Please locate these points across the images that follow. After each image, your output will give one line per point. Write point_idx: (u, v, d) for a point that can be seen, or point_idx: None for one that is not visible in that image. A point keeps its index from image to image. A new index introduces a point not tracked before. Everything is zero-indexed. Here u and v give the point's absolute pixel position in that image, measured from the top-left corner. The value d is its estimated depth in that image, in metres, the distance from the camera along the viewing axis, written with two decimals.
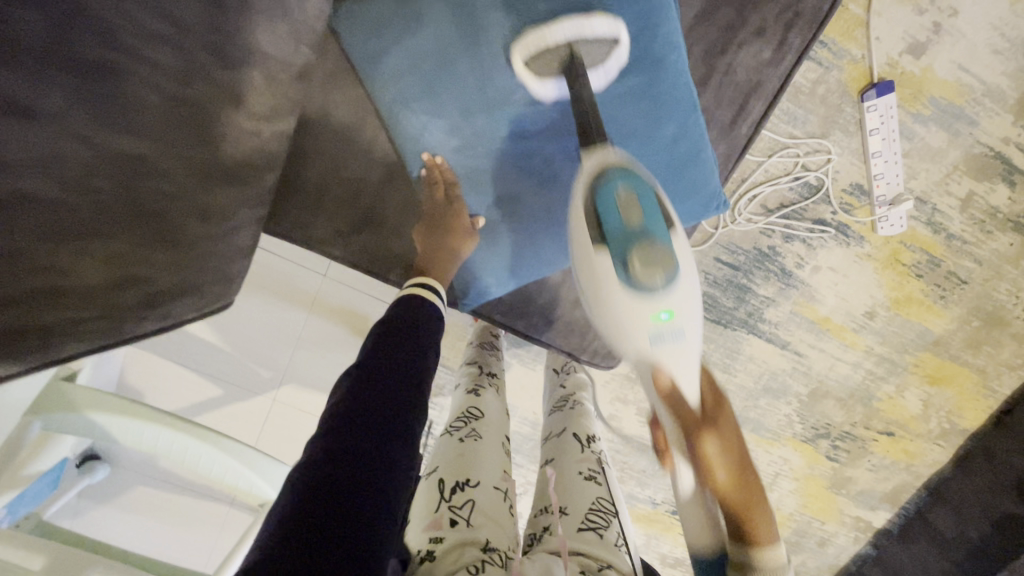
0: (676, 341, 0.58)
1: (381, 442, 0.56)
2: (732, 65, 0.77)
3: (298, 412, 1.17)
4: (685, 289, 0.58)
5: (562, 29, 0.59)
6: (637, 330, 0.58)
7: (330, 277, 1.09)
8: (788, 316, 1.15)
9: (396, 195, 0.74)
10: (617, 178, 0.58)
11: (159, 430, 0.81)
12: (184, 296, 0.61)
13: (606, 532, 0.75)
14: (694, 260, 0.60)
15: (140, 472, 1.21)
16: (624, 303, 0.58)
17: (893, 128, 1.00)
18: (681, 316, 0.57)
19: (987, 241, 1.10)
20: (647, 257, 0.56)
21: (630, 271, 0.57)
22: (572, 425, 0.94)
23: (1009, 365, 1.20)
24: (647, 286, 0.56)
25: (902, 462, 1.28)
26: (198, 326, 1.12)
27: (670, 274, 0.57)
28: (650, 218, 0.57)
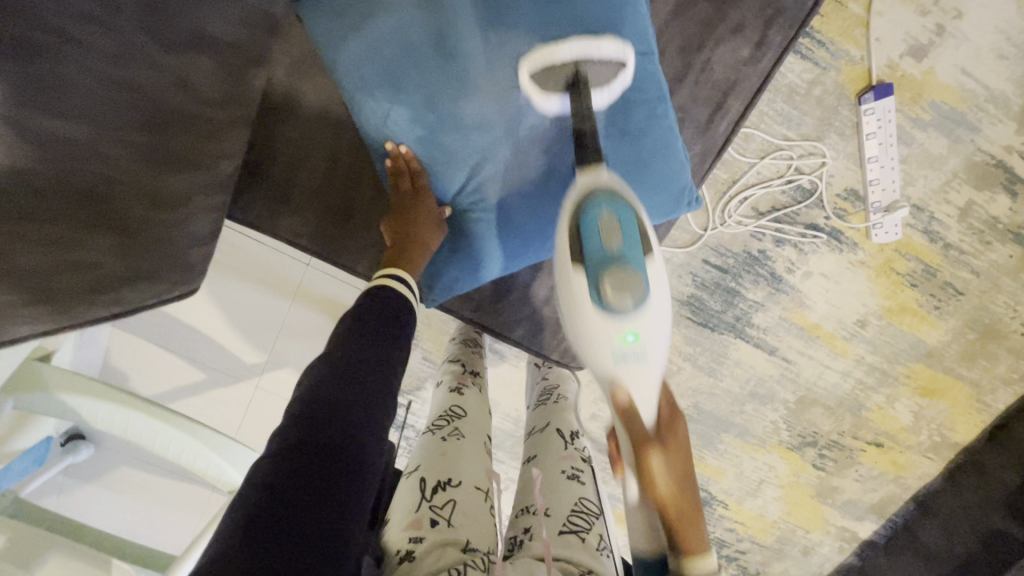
0: (637, 360, 0.58)
1: (344, 435, 0.55)
2: (709, 62, 0.75)
3: (279, 399, 1.17)
4: (654, 311, 0.58)
5: (569, 45, 0.59)
6: (602, 349, 0.58)
7: (314, 266, 1.09)
8: (777, 321, 1.13)
9: (363, 185, 0.74)
10: (602, 201, 0.57)
11: (128, 413, 0.81)
12: (133, 280, 0.60)
13: (588, 536, 0.74)
14: (666, 284, 0.60)
15: (124, 454, 1.22)
16: (593, 325, 0.58)
17: (891, 133, 0.97)
18: (646, 338, 0.57)
19: (986, 252, 1.07)
20: (621, 283, 0.56)
21: (602, 292, 0.56)
22: (556, 420, 0.93)
23: (1004, 379, 1.17)
24: (618, 307, 0.56)
25: (890, 474, 1.26)
26: (182, 311, 1.13)
27: (642, 299, 0.57)
28: (629, 243, 0.57)
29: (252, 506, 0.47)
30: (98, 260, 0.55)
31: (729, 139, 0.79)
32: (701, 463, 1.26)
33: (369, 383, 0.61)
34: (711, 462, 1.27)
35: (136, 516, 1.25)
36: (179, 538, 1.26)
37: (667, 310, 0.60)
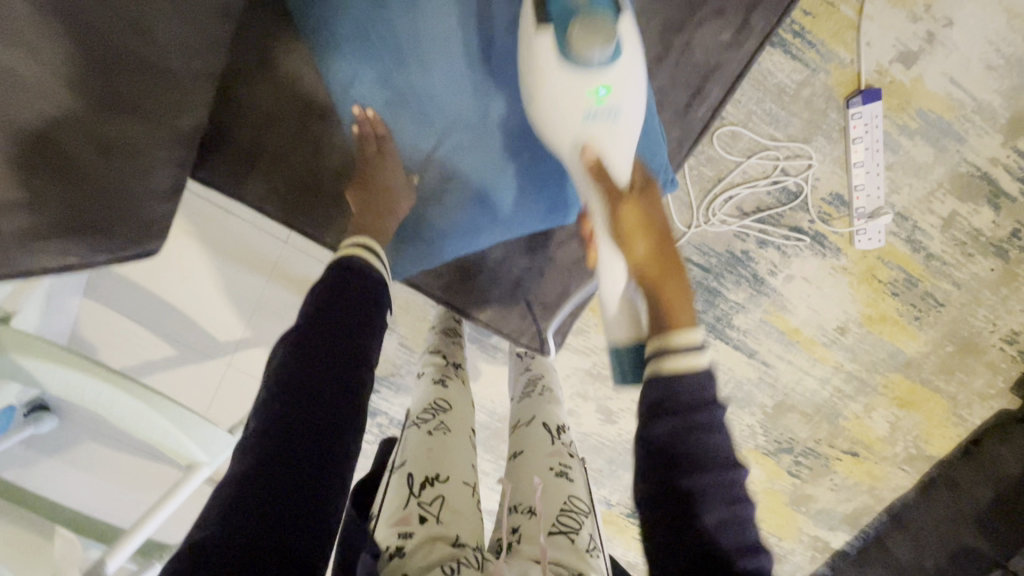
0: (609, 113, 0.61)
1: (317, 415, 0.53)
2: (690, 45, 0.75)
3: (250, 378, 1.16)
4: (626, 66, 0.60)
5: None
6: (573, 108, 0.60)
7: (291, 245, 1.07)
8: (757, 324, 1.12)
9: (334, 153, 0.73)
10: None
11: (84, 379, 0.78)
12: (87, 234, 0.58)
13: (578, 536, 0.71)
14: (635, 41, 0.61)
15: (88, 429, 1.19)
16: (566, 83, 0.59)
17: (877, 138, 0.97)
18: (618, 93, 0.60)
19: (968, 265, 1.07)
20: (588, 25, 0.56)
21: (569, 40, 0.57)
22: (542, 415, 0.90)
23: (982, 394, 1.17)
24: (586, 56, 0.57)
25: (864, 484, 1.25)
26: (153, 284, 1.10)
27: (610, 45, 0.57)
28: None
29: (227, 495, 0.48)
30: (38, 207, 0.52)
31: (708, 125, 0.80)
32: None
33: (349, 362, 0.58)
34: None
35: (102, 490, 1.24)
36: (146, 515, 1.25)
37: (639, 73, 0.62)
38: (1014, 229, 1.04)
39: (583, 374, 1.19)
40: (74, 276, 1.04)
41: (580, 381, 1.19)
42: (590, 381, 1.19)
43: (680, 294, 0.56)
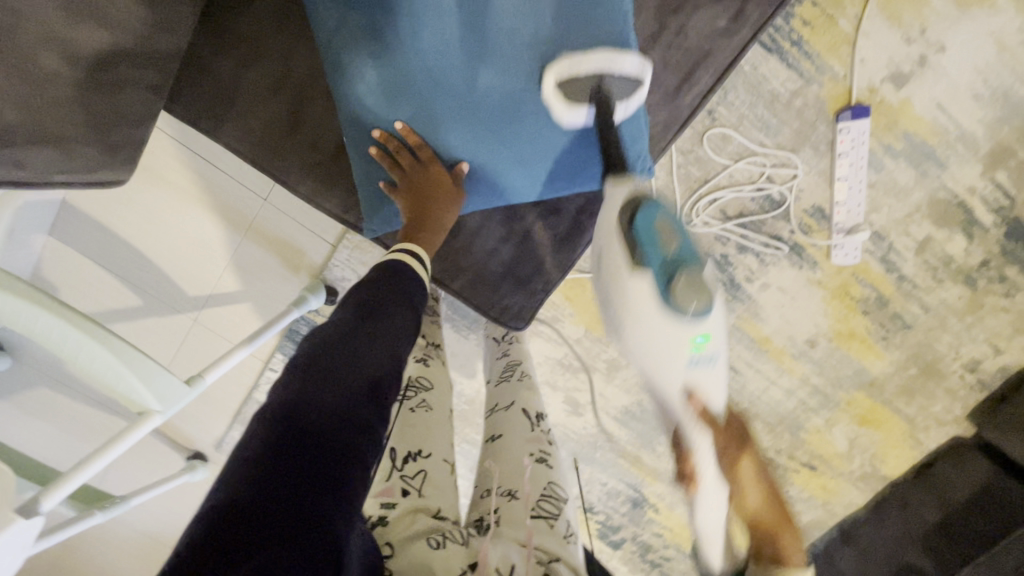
0: (707, 361, 0.65)
1: (356, 412, 0.55)
2: (684, 27, 0.75)
3: (217, 337, 1.13)
4: (721, 310, 0.65)
5: (594, 58, 0.64)
6: (677, 358, 0.64)
7: (271, 203, 1.04)
8: (730, 329, 1.15)
9: (315, 109, 0.75)
10: (656, 208, 0.63)
11: (50, 320, 0.75)
12: (45, 145, 0.55)
13: (557, 522, 0.71)
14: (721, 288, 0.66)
15: (46, 374, 1.17)
16: (671, 335, 0.63)
17: (862, 155, 0.98)
18: (715, 341, 0.64)
19: (937, 289, 1.09)
20: (691, 284, 0.61)
21: (673, 291, 0.61)
22: (521, 400, 0.88)
23: (939, 419, 1.20)
24: (686, 308, 0.61)
25: (819, 498, 1.30)
26: (123, 229, 1.07)
27: (711, 298, 0.62)
28: (687, 244, 0.63)
29: (251, 466, 0.47)
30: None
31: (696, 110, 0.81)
32: (638, 463, 1.25)
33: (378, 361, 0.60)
34: (648, 463, 1.26)
35: (45, 436, 1.22)
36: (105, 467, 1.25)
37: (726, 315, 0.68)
38: (985, 259, 1.06)
39: (554, 364, 1.19)
40: (41, 212, 1.01)
41: (551, 370, 1.20)
42: (561, 372, 1.19)
43: (789, 535, 0.65)
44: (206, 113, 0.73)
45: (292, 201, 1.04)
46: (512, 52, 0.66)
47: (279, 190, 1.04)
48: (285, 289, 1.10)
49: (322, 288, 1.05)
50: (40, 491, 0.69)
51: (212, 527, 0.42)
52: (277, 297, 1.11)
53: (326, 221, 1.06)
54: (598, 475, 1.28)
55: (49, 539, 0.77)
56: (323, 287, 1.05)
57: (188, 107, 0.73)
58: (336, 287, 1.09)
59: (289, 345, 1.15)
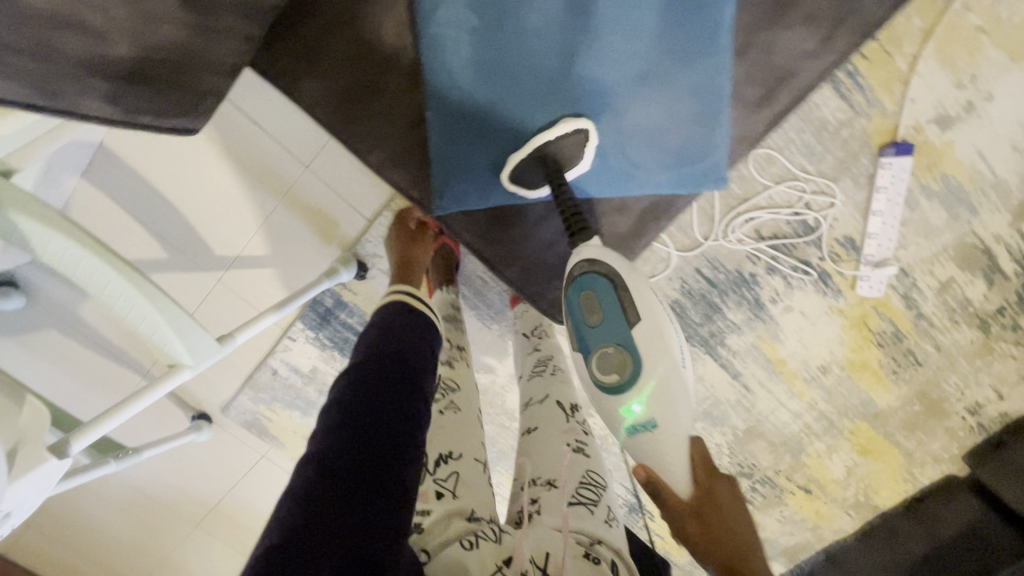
0: (652, 426, 0.69)
1: (394, 431, 0.62)
2: (773, 44, 0.76)
3: (239, 299, 1.13)
4: (657, 374, 0.69)
5: (536, 139, 0.69)
6: (618, 425, 0.72)
7: (312, 170, 1.03)
8: (748, 347, 1.17)
9: (396, 78, 0.75)
10: (580, 285, 0.73)
11: (96, 265, 0.74)
12: (139, 86, 0.59)
13: (598, 508, 0.71)
14: (656, 346, 0.69)
15: (60, 317, 1.15)
16: (608, 406, 0.72)
17: (900, 191, 1.00)
18: (651, 405, 0.68)
19: (952, 331, 1.12)
20: (605, 363, 0.71)
21: (596, 374, 0.72)
22: (555, 393, 0.88)
23: (935, 456, 1.23)
24: (612, 384, 0.71)
25: (810, 520, 1.33)
26: (156, 177, 1.04)
27: (629, 367, 0.69)
28: (608, 319, 0.71)
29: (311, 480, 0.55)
30: (106, 34, 0.53)
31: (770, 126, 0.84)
32: None
33: (408, 388, 0.68)
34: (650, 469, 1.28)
35: (47, 375, 1.21)
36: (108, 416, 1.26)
37: (679, 375, 0.69)
38: (1002, 306, 1.09)
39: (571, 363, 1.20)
40: (78, 153, 0.98)
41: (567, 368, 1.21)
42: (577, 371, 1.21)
43: None
44: (287, 72, 0.74)
45: (334, 170, 1.03)
46: (604, 49, 0.67)
47: (322, 157, 1.03)
48: (318, 259, 1.10)
49: (353, 261, 1.06)
50: (71, 433, 0.67)
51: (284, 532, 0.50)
52: (307, 267, 1.11)
53: (365, 195, 1.06)
54: None
55: (64, 484, 0.77)
56: (355, 261, 1.06)
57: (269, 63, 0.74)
58: (366, 262, 1.09)
59: (311, 315, 1.14)
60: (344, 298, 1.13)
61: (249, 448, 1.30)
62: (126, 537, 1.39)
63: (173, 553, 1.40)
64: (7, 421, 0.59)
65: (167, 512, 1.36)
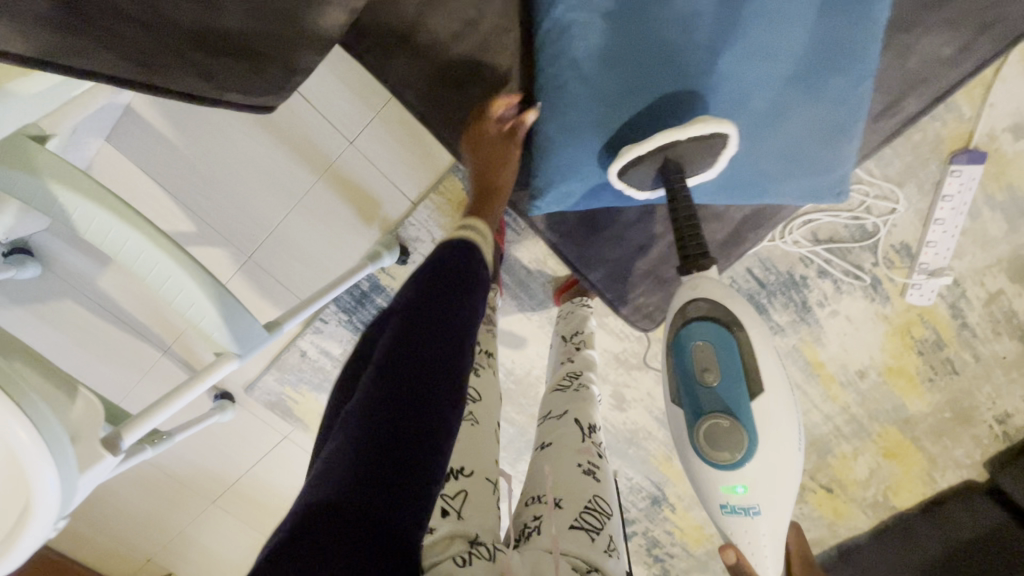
0: (752, 511, 0.66)
1: (431, 397, 0.53)
2: (908, 49, 0.71)
3: (269, 278, 1.08)
4: (768, 460, 0.64)
5: (655, 140, 0.62)
6: (713, 497, 0.69)
7: (357, 147, 0.97)
8: (789, 348, 1.15)
9: (491, 70, 0.73)
10: (699, 336, 0.66)
11: (138, 242, 0.68)
12: (231, 58, 0.55)
13: (599, 536, 0.65)
14: (776, 428, 0.64)
15: (76, 287, 1.08)
16: (704, 473, 0.68)
17: (965, 201, 0.99)
18: (756, 490, 0.65)
19: (992, 342, 1.11)
20: (712, 428, 0.65)
21: (703, 442, 0.66)
22: (574, 410, 0.79)
23: (958, 462, 1.24)
24: (721, 456, 0.65)
25: (827, 518, 1.35)
26: (187, 144, 0.97)
27: (740, 441, 0.64)
28: (726, 384, 0.65)
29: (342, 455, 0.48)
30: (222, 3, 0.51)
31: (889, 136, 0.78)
32: (667, 463, 1.28)
33: (449, 341, 0.58)
34: (676, 464, 1.28)
35: (58, 343, 1.14)
36: (127, 391, 1.21)
37: (789, 463, 0.65)
38: None
39: (607, 356, 1.18)
40: (106, 115, 0.90)
41: (604, 362, 1.19)
42: (614, 366, 1.19)
43: None
44: (373, 52, 0.72)
45: (381, 149, 0.98)
46: (755, 47, 0.63)
47: (370, 132, 0.96)
48: (357, 240, 1.04)
49: (396, 245, 1.01)
50: (123, 427, 0.64)
51: (309, 518, 0.44)
52: (343, 249, 1.05)
53: (410, 175, 1.00)
54: (623, 467, 1.30)
55: (121, 466, 0.73)
56: (397, 246, 1.01)
57: (365, 37, 0.72)
58: (408, 246, 1.04)
59: (346, 297, 1.10)
60: (382, 282, 1.09)
61: (271, 429, 1.27)
62: (141, 510, 1.36)
63: (187, 527, 1.38)
64: (59, 417, 0.54)
65: (184, 488, 1.33)
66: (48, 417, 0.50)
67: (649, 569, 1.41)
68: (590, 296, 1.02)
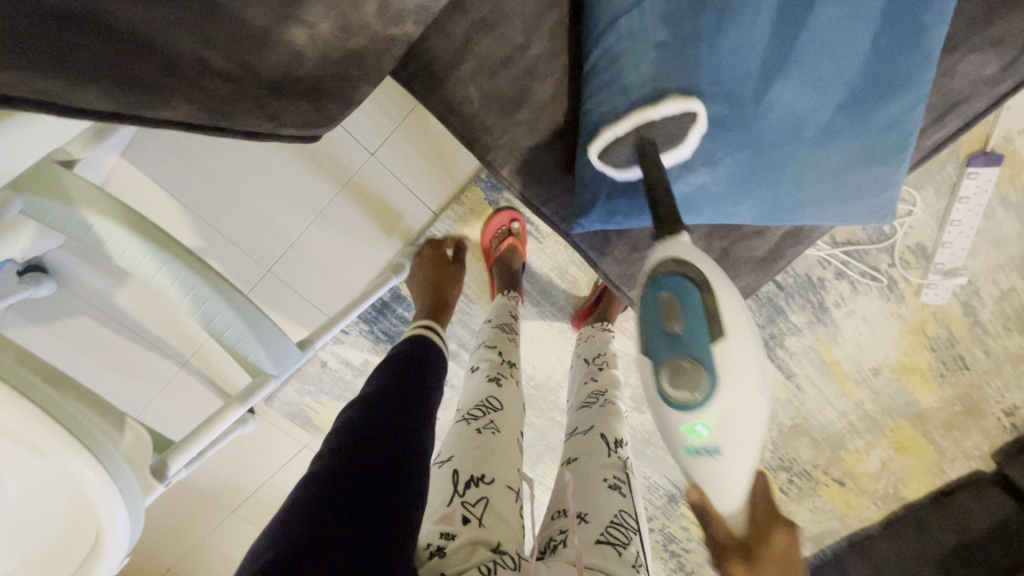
0: (717, 453, 0.51)
1: (405, 428, 0.57)
2: (952, 69, 0.71)
3: (288, 289, 1.07)
4: (736, 399, 0.51)
5: (626, 120, 0.63)
6: (673, 441, 0.55)
7: (378, 158, 0.97)
8: (805, 349, 1.17)
9: (535, 93, 0.73)
10: (665, 279, 0.54)
11: (177, 270, 0.68)
12: (301, 101, 0.57)
13: (626, 550, 0.62)
14: (747, 364, 0.51)
15: (93, 304, 1.07)
16: (663, 417, 0.55)
17: (981, 203, 1.01)
18: (721, 433, 0.51)
19: (1004, 338, 1.13)
20: (673, 371, 0.53)
21: (663, 389, 0.54)
22: (598, 425, 0.77)
23: (966, 453, 1.25)
24: (681, 403, 0.52)
25: (839, 510, 1.36)
26: (207, 160, 0.95)
27: (705, 385, 0.51)
28: (693, 327, 0.52)
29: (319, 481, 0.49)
30: (303, 52, 0.54)
31: (927, 153, 0.80)
32: None
33: (413, 396, 0.62)
34: None
35: (74, 360, 1.13)
36: (145, 404, 1.20)
37: (756, 397, 0.51)
38: None
39: (627, 359, 1.19)
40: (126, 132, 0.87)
41: (624, 366, 1.20)
42: (634, 369, 1.20)
43: None
44: (419, 77, 0.72)
45: (406, 162, 0.98)
46: (814, 74, 0.64)
47: (393, 146, 0.96)
48: (381, 253, 1.05)
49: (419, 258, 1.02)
50: (167, 454, 0.65)
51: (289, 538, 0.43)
52: (366, 261, 1.06)
53: (434, 189, 1.01)
54: (639, 467, 1.31)
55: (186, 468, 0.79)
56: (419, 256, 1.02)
57: (412, 63, 0.71)
58: None
59: (367, 309, 1.10)
60: (403, 292, 1.10)
61: (291, 439, 1.27)
62: (159, 522, 1.36)
63: (206, 538, 1.39)
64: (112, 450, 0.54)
65: (203, 499, 1.33)
66: (115, 454, 0.49)
67: (665, 564, 1.44)
68: (610, 320, 1.00)
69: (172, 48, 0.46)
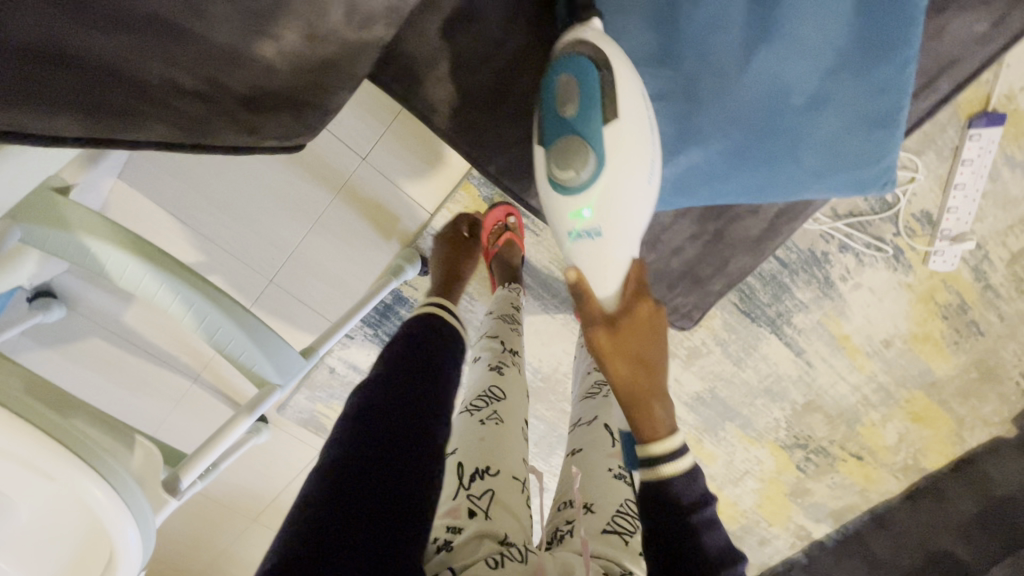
0: (597, 233, 0.64)
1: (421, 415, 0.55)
2: (940, 31, 0.70)
3: (294, 300, 1.08)
4: (615, 181, 0.63)
5: None
6: (564, 227, 0.67)
7: (369, 162, 0.97)
8: (813, 324, 1.16)
9: (518, 87, 0.73)
10: (566, 63, 0.61)
11: (176, 288, 0.69)
12: (276, 113, 0.59)
13: (633, 539, 0.62)
14: (630, 152, 0.63)
15: (102, 325, 1.09)
16: (554, 201, 0.66)
17: (986, 164, 0.99)
18: (601, 215, 0.64)
19: (1016, 299, 1.11)
20: (562, 156, 0.62)
21: (553, 168, 0.64)
22: (603, 415, 0.77)
23: (985, 419, 1.22)
24: (568, 183, 0.63)
25: (858, 484, 1.33)
26: (201, 176, 0.96)
27: (589, 169, 0.62)
28: (582, 112, 0.61)
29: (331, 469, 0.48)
30: (276, 65, 0.54)
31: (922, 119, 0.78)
32: (698, 443, 1.32)
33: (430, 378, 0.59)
34: (707, 445, 1.32)
35: (90, 382, 1.15)
36: (161, 420, 1.23)
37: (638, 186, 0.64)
38: None
39: None
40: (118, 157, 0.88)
41: None
42: None
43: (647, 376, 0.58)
44: (400, 80, 0.72)
45: (397, 163, 0.97)
46: (795, 46, 0.63)
47: (383, 149, 0.96)
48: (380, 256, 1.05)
49: (417, 258, 1.02)
50: (180, 467, 0.67)
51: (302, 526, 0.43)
52: (365, 265, 1.06)
53: (427, 189, 1.01)
54: None
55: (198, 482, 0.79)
56: (417, 257, 1.03)
57: (392, 66, 0.71)
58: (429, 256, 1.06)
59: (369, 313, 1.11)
60: (405, 294, 1.10)
61: (305, 445, 1.29)
62: (184, 532, 1.39)
63: (230, 546, 1.41)
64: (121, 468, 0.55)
65: (223, 508, 1.35)
66: (120, 471, 0.50)
67: None
68: None
69: (144, 78, 0.48)
